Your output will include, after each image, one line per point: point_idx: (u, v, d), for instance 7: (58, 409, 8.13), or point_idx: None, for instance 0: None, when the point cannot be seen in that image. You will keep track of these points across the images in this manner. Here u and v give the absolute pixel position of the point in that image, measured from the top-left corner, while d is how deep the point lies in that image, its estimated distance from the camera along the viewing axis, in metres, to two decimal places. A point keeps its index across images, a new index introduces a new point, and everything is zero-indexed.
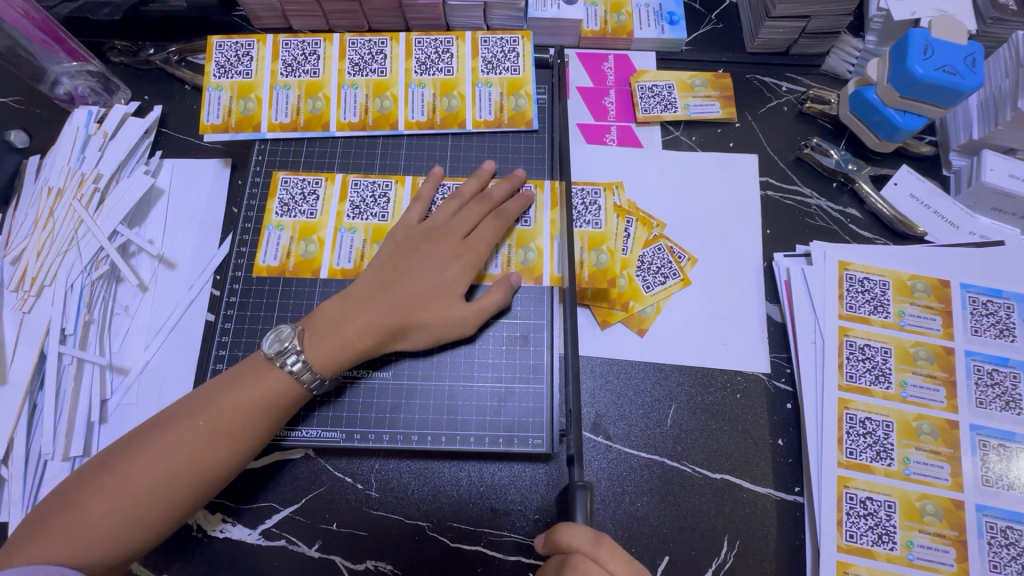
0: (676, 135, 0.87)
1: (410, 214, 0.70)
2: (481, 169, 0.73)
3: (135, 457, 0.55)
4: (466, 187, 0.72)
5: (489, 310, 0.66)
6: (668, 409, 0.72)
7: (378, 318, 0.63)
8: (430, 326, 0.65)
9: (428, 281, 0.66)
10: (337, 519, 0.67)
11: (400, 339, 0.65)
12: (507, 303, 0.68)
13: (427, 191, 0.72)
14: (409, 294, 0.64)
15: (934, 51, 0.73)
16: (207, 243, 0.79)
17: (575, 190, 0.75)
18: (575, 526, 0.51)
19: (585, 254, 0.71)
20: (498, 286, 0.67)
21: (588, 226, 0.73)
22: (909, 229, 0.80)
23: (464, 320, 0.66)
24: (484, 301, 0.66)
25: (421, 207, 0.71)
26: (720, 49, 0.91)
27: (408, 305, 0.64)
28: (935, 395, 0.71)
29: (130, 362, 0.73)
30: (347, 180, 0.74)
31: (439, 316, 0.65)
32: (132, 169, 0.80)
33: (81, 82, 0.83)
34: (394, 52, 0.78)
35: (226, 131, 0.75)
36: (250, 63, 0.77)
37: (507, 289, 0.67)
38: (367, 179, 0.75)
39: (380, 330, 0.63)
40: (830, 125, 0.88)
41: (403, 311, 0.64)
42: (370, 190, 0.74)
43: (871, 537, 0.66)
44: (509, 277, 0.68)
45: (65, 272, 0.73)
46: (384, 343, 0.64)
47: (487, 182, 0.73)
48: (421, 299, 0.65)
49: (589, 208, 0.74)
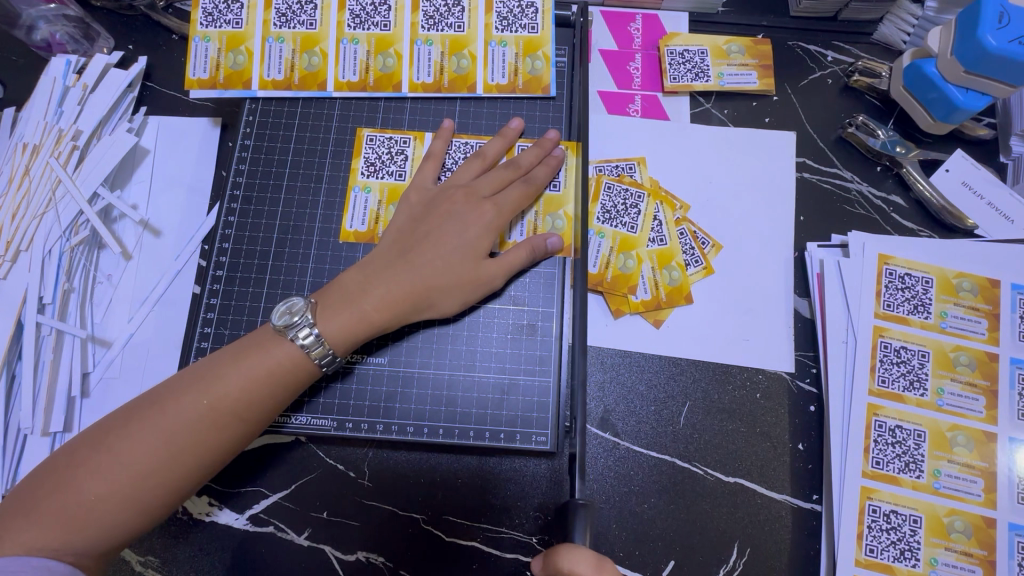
0: (706, 107, 0.79)
1: (423, 175, 0.66)
2: (506, 127, 0.67)
3: (132, 435, 0.51)
4: (489, 147, 0.66)
5: (515, 269, 0.62)
6: (681, 407, 0.68)
7: (401, 287, 0.59)
8: (454, 292, 0.60)
9: (452, 244, 0.61)
10: (328, 508, 0.64)
11: (424, 310, 0.61)
12: (531, 263, 0.64)
13: (438, 149, 0.67)
14: (432, 261, 0.60)
15: (1010, 20, 0.64)
16: (196, 209, 0.74)
17: (618, 189, 0.73)
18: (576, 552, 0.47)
19: (613, 255, 0.71)
20: (525, 246, 0.62)
21: (623, 228, 0.72)
22: (957, 221, 0.73)
23: (490, 282, 0.61)
24: (508, 259, 0.62)
25: (434, 166, 0.66)
26: (760, 12, 0.82)
27: (429, 271, 0.60)
28: (973, 404, 0.66)
29: (113, 334, 0.69)
30: (361, 135, 0.69)
31: (464, 281, 0.60)
32: (114, 126, 0.74)
33: (58, 27, 0.77)
34: (399, 3, 0.70)
35: (213, 87, 0.69)
36: (240, 11, 0.70)
37: (534, 249, 0.62)
38: (383, 134, 0.69)
39: (399, 304, 0.59)
40: (877, 102, 0.79)
41: (427, 277, 0.59)
42: (387, 146, 0.69)
43: (893, 552, 0.62)
44: (541, 239, 0.62)
45: (43, 237, 0.68)
46: (407, 314, 0.60)
47: (513, 142, 0.67)
48: (444, 264, 0.60)
49: (628, 210, 0.72)
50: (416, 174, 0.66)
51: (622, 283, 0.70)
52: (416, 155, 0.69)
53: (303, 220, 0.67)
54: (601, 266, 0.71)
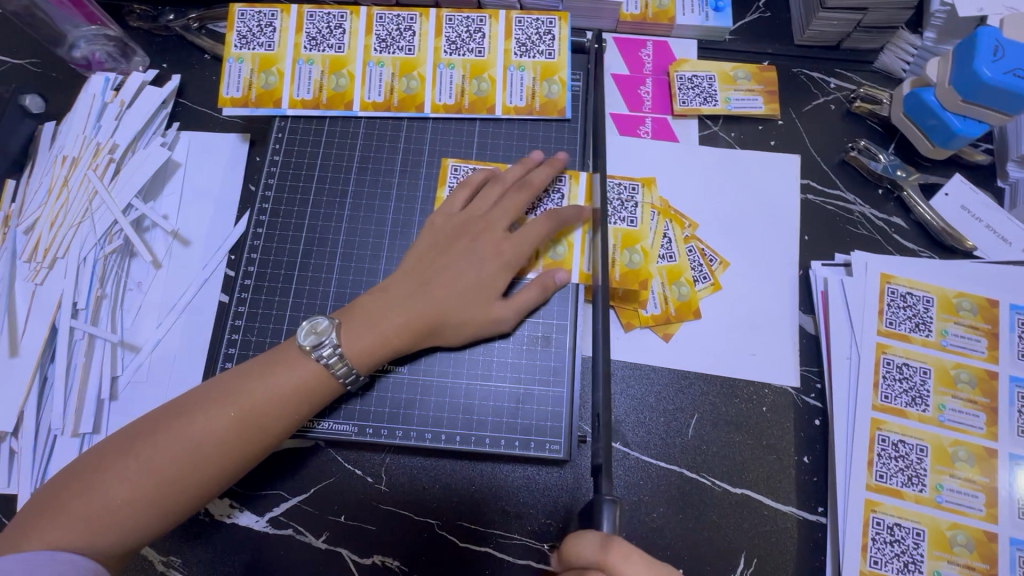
0: (714, 130, 0.83)
1: (454, 201, 0.68)
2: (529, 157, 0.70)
3: (160, 442, 0.53)
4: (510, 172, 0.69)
5: (526, 307, 0.64)
6: (689, 419, 0.70)
7: (426, 308, 0.61)
8: (471, 317, 0.63)
9: (469, 278, 0.63)
10: (345, 512, 0.66)
11: (438, 336, 0.63)
12: (542, 301, 0.66)
13: (477, 179, 0.69)
14: (446, 294, 0.62)
15: (1005, 52, 0.67)
16: (224, 220, 0.77)
17: (612, 185, 0.74)
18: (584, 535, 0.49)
19: (617, 253, 0.70)
20: (536, 284, 0.64)
21: (623, 222, 0.72)
22: (956, 242, 0.75)
23: (500, 320, 0.64)
24: (521, 298, 0.64)
25: (466, 194, 0.69)
26: (766, 40, 0.86)
27: (452, 292, 0.62)
28: (974, 420, 0.68)
29: (141, 339, 0.72)
30: (447, 164, 0.71)
31: (478, 316, 0.63)
32: (148, 141, 0.77)
33: (97, 46, 0.81)
34: (424, 29, 0.74)
35: (246, 106, 0.72)
36: (273, 34, 0.74)
37: (545, 286, 0.64)
38: (468, 165, 0.72)
39: (423, 324, 0.61)
40: (878, 127, 0.82)
41: (451, 297, 0.62)
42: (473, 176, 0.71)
43: (896, 565, 0.63)
44: (550, 275, 0.65)
45: (79, 245, 0.71)
46: (423, 337, 0.62)
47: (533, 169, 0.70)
48: (466, 286, 0.63)
49: (625, 205, 0.73)
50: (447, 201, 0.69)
51: (632, 300, 0.72)
52: (438, 197, 0.71)
53: (328, 233, 0.71)
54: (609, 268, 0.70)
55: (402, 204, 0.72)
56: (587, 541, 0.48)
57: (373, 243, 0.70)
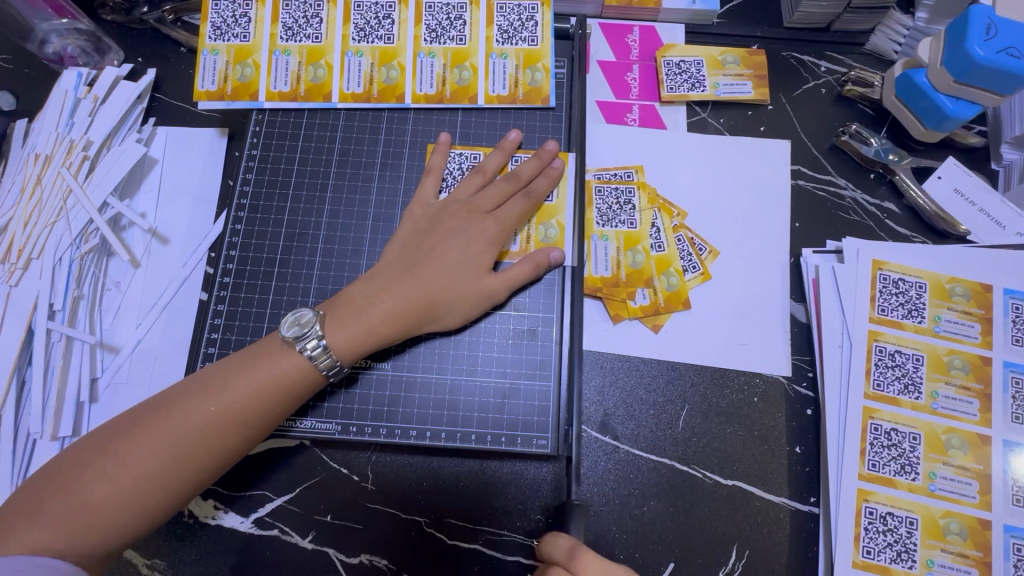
0: (702, 116, 0.81)
1: (425, 190, 0.67)
2: (504, 140, 0.69)
3: (138, 439, 0.52)
4: (488, 161, 0.67)
5: (517, 283, 0.63)
6: (680, 411, 0.69)
7: (406, 301, 0.60)
8: (455, 309, 0.62)
9: (452, 258, 0.62)
10: (331, 511, 0.65)
11: (428, 323, 0.62)
12: (535, 278, 0.65)
13: (438, 164, 0.68)
14: (430, 281, 0.61)
15: (998, 31, 0.66)
16: (203, 218, 0.75)
17: (609, 189, 0.74)
18: (553, 541, 0.52)
19: (620, 255, 0.72)
20: (528, 261, 0.63)
21: (623, 226, 0.73)
22: (949, 227, 0.74)
23: (492, 294, 0.63)
24: (512, 273, 0.63)
25: (435, 180, 0.67)
26: (755, 23, 0.84)
27: (434, 285, 0.61)
28: (967, 407, 0.67)
29: (121, 340, 0.71)
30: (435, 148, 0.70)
31: (465, 294, 0.62)
32: (123, 137, 0.75)
33: (70, 40, 0.79)
34: (403, 17, 0.72)
35: (221, 99, 0.71)
36: (248, 25, 0.72)
37: (537, 264, 0.63)
38: (455, 150, 0.70)
39: (404, 318, 0.60)
40: (870, 110, 0.81)
41: (431, 291, 0.61)
42: (458, 162, 0.70)
43: (889, 554, 0.63)
44: (543, 254, 0.64)
45: (54, 245, 0.69)
46: (412, 326, 0.61)
47: (512, 153, 0.68)
48: (448, 279, 0.61)
49: (623, 207, 0.74)
50: (419, 188, 0.68)
51: (637, 278, 0.71)
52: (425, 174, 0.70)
53: (308, 228, 0.69)
54: (613, 267, 0.71)
55: (383, 197, 0.70)
56: (559, 545, 0.50)
57: (355, 237, 0.69)
